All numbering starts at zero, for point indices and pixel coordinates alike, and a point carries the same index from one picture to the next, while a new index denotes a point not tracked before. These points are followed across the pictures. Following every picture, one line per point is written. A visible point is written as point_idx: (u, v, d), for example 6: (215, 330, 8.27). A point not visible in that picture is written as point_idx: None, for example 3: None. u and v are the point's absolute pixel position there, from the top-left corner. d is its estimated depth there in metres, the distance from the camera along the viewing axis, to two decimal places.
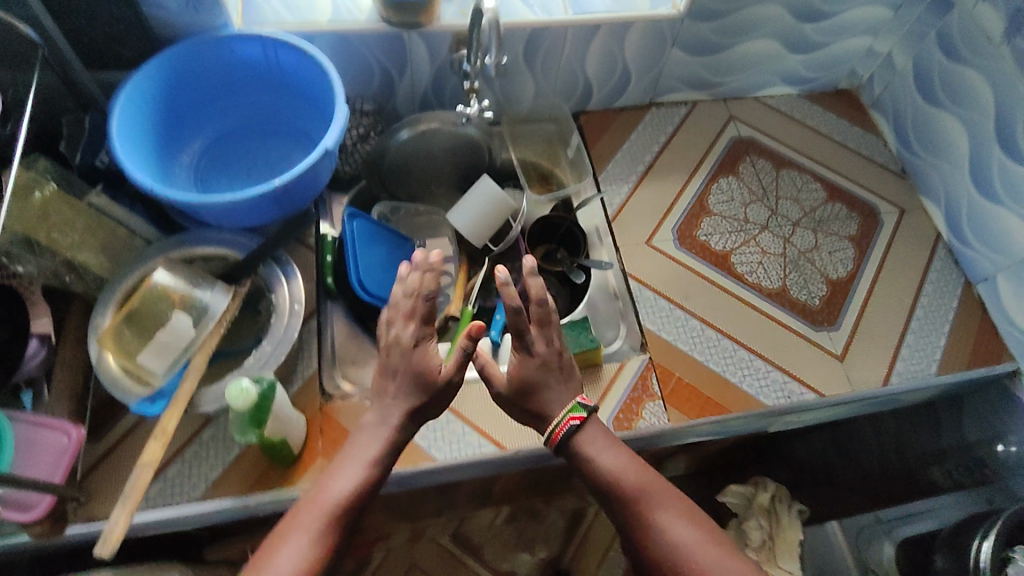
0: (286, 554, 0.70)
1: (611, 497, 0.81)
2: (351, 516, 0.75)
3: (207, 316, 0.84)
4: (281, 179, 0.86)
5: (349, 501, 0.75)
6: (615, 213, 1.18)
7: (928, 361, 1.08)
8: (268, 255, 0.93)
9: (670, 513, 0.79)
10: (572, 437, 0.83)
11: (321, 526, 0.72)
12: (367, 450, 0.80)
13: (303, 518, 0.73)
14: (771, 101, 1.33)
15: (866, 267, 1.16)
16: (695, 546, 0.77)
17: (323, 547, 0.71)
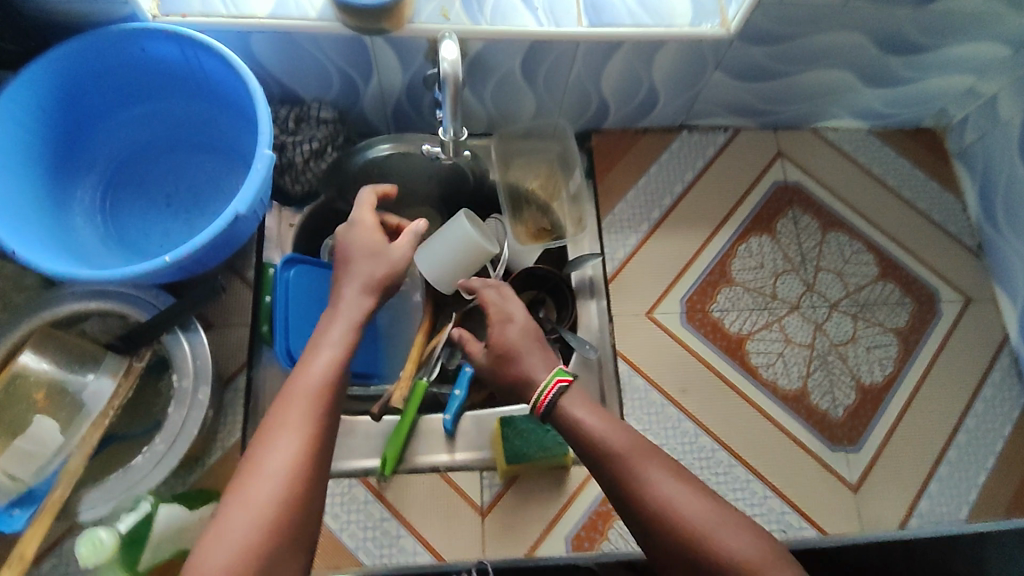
0: (272, 454, 0.59)
1: (596, 471, 0.67)
2: (333, 401, 0.65)
3: (88, 408, 0.70)
4: (174, 256, 0.67)
5: (326, 386, 0.65)
6: (613, 272, 0.98)
7: (959, 503, 0.91)
8: (173, 323, 0.75)
9: (652, 466, 0.65)
10: (558, 399, 0.71)
11: (305, 415, 0.62)
12: (329, 338, 0.69)
13: (280, 410, 0.63)
14: (832, 135, 1.08)
15: (908, 371, 0.97)
16: (681, 503, 0.62)
17: (316, 437, 0.61)
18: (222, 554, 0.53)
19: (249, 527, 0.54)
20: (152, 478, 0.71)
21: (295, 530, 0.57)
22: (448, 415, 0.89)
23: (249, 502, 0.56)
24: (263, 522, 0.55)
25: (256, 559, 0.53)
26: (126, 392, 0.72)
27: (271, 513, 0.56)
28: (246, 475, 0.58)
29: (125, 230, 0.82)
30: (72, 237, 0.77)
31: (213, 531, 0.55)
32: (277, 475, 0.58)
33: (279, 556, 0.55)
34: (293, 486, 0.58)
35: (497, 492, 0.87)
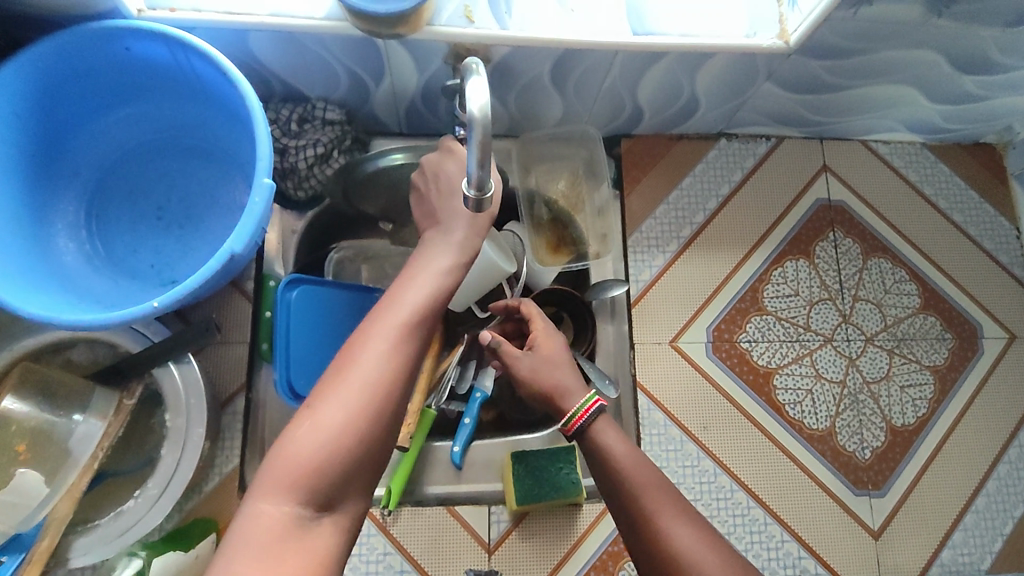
0: (369, 351, 0.54)
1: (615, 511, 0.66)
2: (437, 311, 0.59)
3: (75, 454, 0.65)
4: (162, 301, 0.60)
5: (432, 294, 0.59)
6: (636, 296, 0.92)
7: (983, 552, 0.88)
8: (167, 357, 0.70)
9: (673, 511, 0.64)
10: (594, 421, 0.70)
11: (408, 319, 0.56)
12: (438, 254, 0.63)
13: (381, 311, 0.57)
14: (882, 148, 1.00)
15: (944, 410, 0.92)
16: (698, 553, 0.60)
17: (416, 342, 0.56)
18: (308, 445, 0.49)
19: (339, 418, 0.50)
20: (148, 523, 0.68)
21: (384, 431, 0.52)
22: (455, 447, 0.85)
23: (343, 393, 0.51)
24: (351, 419, 0.51)
25: (340, 457, 0.50)
26: (117, 432, 0.67)
27: (361, 409, 0.51)
28: (341, 366, 0.53)
29: (113, 247, 0.76)
30: (55, 260, 0.71)
31: (302, 416, 0.51)
32: (372, 373, 0.53)
33: (363, 456, 0.51)
34: (386, 386, 0.53)
35: (505, 528, 0.84)
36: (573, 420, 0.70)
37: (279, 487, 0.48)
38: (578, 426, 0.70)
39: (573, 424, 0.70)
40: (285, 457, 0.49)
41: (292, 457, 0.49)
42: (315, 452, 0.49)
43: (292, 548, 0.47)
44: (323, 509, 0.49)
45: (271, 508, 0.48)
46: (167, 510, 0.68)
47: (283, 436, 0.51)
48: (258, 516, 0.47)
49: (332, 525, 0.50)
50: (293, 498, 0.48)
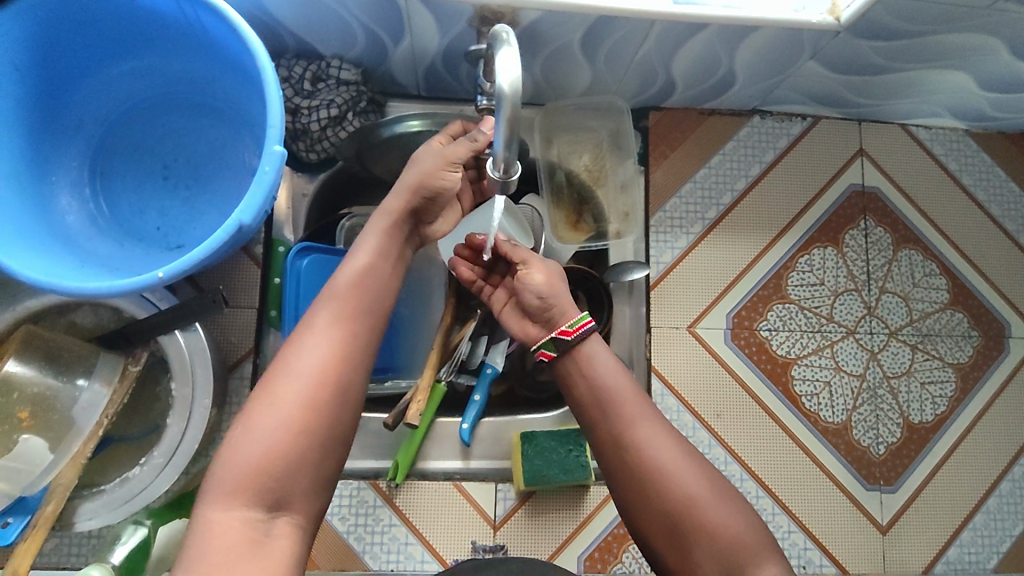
0: (301, 358, 0.55)
1: (591, 428, 0.64)
2: (368, 311, 0.60)
3: (80, 422, 0.64)
4: (168, 271, 0.58)
5: (362, 295, 0.61)
6: (657, 278, 0.89)
7: (990, 551, 0.87)
8: (172, 325, 0.68)
9: (653, 432, 0.61)
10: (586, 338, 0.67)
11: (338, 325, 0.58)
12: (369, 251, 0.64)
13: (312, 319, 0.59)
14: (922, 134, 0.95)
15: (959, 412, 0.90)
16: (677, 472, 0.59)
17: (347, 347, 0.57)
18: (249, 454, 0.51)
19: (277, 425, 0.53)
20: (154, 488, 0.67)
21: (324, 432, 0.54)
22: (466, 424, 0.84)
23: (277, 403, 0.53)
24: (289, 424, 0.53)
25: (281, 460, 0.52)
26: (122, 400, 0.66)
27: (297, 415, 0.53)
28: (273, 377, 0.55)
29: (119, 208, 0.74)
30: (59, 220, 0.69)
31: (241, 426, 0.53)
32: (305, 380, 0.55)
33: (305, 458, 0.53)
34: (321, 391, 0.55)
35: (511, 506, 0.84)
36: (574, 328, 0.67)
37: (229, 492, 0.50)
38: (581, 334, 0.66)
39: (576, 332, 0.67)
40: (228, 467, 0.51)
41: (235, 465, 0.51)
42: (257, 458, 0.51)
43: (252, 550, 0.49)
44: (275, 508, 0.51)
45: (222, 515, 0.50)
46: (173, 478, 0.67)
47: (226, 449, 0.52)
48: (211, 523, 0.49)
49: (286, 524, 0.52)
50: (244, 499, 0.50)
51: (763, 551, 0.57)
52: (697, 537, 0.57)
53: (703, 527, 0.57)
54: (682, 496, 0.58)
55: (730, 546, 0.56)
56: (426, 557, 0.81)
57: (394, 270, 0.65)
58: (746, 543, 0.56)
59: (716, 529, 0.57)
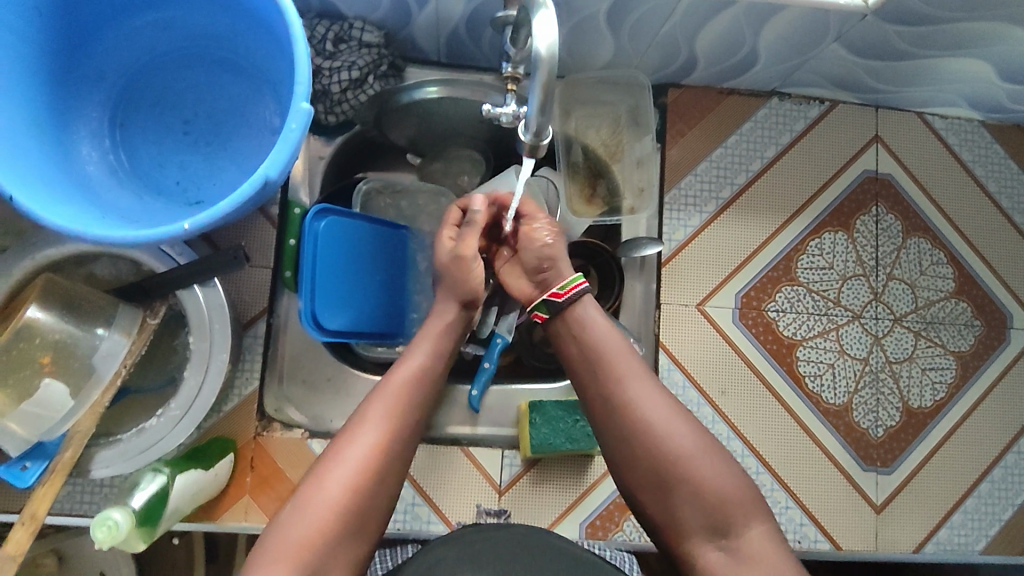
0: (350, 446, 0.58)
1: (588, 382, 0.66)
2: (421, 406, 0.64)
3: (100, 370, 0.65)
4: (193, 224, 0.58)
5: (415, 393, 0.64)
6: (669, 256, 0.90)
7: (978, 535, 0.89)
8: (192, 281, 0.68)
9: (648, 390, 0.64)
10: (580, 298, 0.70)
11: (392, 419, 0.61)
12: (419, 348, 0.68)
13: (363, 410, 0.62)
14: (938, 123, 0.95)
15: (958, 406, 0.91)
16: (669, 431, 0.61)
17: (394, 442, 0.60)
18: (300, 528, 0.54)
19: (321, 506, 0.55)
20: (169, 441, 0.68)
21: (364, 520, 0.57)
22: (474, 391, 0.87)
23: (323, 487, 0.56)
24: (334, 505, 0.55)
25: (324, 539, 0.54)
26: (140, 351, 0.67)
27: (342, 500, 0.56)
28: (325, 461, 0.58)
29: (139, 160, 0.74)
30: (80, 168, 0.68)
31: (291, 506, 0.56)
32: (353, 466, 0.57)
33: (345, 541, 0.56)
34: (367, 477, 0.57)
35: (517, 472, 0.85)
36: (565, 290, 0.70)
37: (275, 555, 0.53)
38: (572, 295, 0.70)
39: (566, 294, 0.70)
40: (277, 543, 0.54)
41: (282, 542, 0.54)
42: (302, 536, 0.54)
43: None
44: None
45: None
46: (190, 430, 0.68)
47: (275, 525, 0.55)
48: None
49: None
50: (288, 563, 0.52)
51: (751, 508, 0.59)
52: (685, 491, 0.59)
53: (691, 482, 0.59)
54: (672, 452, 0.60)
55: (717, 502, 0.58)
56: (432, 517, 0.83)
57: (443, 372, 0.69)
58: (733, 499, 0.58)
59: (704, 485, 0.59)
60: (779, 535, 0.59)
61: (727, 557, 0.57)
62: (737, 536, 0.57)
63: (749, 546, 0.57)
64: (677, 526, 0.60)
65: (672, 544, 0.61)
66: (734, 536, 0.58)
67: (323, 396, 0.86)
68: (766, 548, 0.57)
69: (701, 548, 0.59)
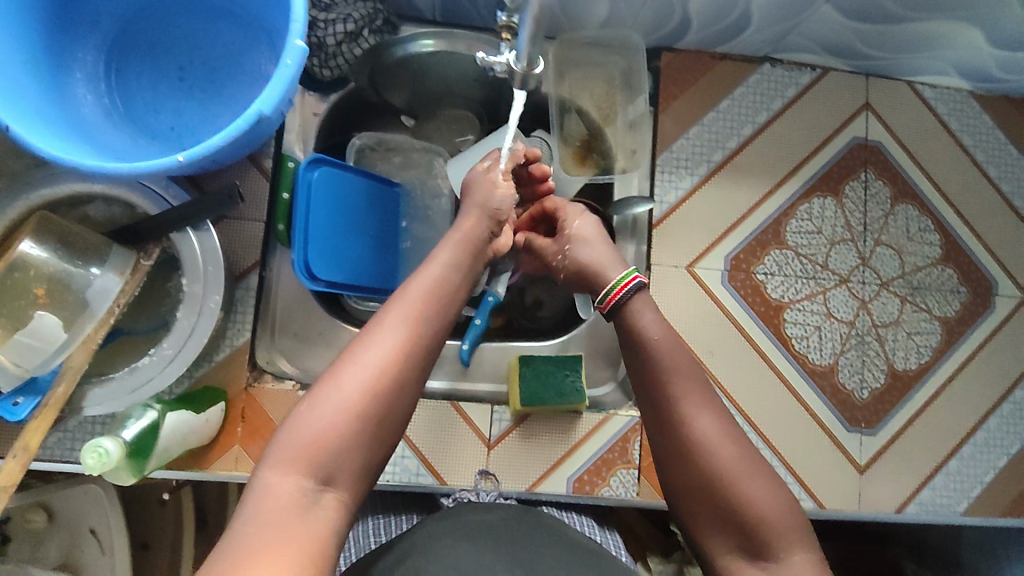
0: (369, 345, 0.52)
1: (644, 393, 0.62)
2: (444, 312, 0.58)
3: (94, 306, 0.65)
4: (188, 156, 0.59)
5: (435, 297, 0.58)
6: (660, 217, 0.91)
7: (959, 497, 0.91)
8: (185, 223, 0.69)
9: (706, 409, 0.59)
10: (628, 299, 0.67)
11: (412, 319, 0.55)
12: (441, 255, 0.62)
13: (385, 311, 0.55)
14: (928, 92, 0.97)
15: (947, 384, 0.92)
16: (722, 452, 0.57)
17: (418, 342, 0.54)
18: (312, 428, 0.48)
19: (338, 407, 0.49)
20: (160, 381, 0.69)
21: (383, 423, 0.51)
22: (465, 345, 0.87)
23: (339, 387, 0.50)
24: (349, 406, 0.49)
25: (339, 441, 0.48)
26: (133, 291, 0.68)
27: (361, 404, 0.50)
28: (339, 363, 0.52)
29: (134, 106, 0.74)
30: (75, 110, 0.69)
31: (304, 405, 0.50)
32: (370, 365, 0.51)
33: (361, 443, 0.50)
34: (390, 375, 0.51)
35: (506, 427, 0.86)
36: (610, 294, 0.68)
37: (287, 456, 0.47)
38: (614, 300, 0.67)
39: (610, 299, 0.67)
40: (286, 442, 0.48)
41: (293, 441, 0.48)
42: (315, 436, 0.48)
43: (296, 517, 0.46)
44: (325, 483, 0.48)
45: (279, 481, 0.46)
46: (182, 370, 0.69)
47: (284, 426, 0.49)
48: (266, 488, 0.46)
49: (334, 500, 0.48)
50: (299, 467, 0.47)
51: (798, 534, 0.54)
52: (728, 513, 0.55)
53: (737, 506, 0.55)
54: (721, 473, 0.56)
55: (762, 527, 0.54)
56: (422, 470, 0.84)
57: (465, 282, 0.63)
58: (780, 526, 0.54)
59: (751, 510, 0.54)
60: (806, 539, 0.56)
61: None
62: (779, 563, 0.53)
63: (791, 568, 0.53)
64: (715, 544, 0.56)
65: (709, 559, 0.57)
66: (777, 567, 0.53)
67: (315, 349, 0.87)
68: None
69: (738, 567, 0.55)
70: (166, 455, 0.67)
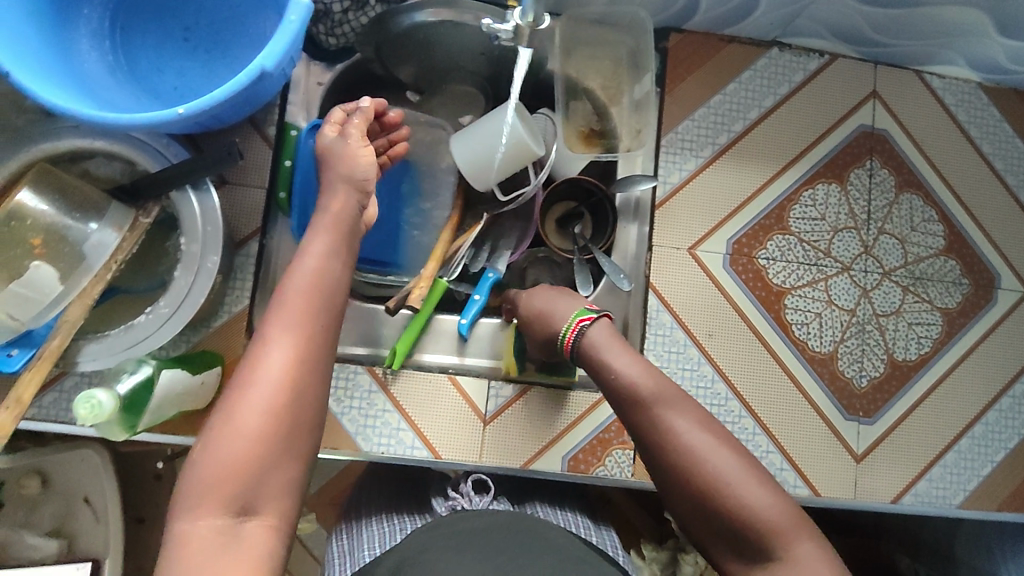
0: (263, 365, 0.52)
1: (623, 416, 0.65)
2: (322, 313, 0.56)
3: (90, 260, 0.65)
4: (189, 108, 0.58)
5: (317, 300, 0.57)
6: (663, 198, 0.91)
7: (956, 489, 0.90)
8: (185, 182, 0.68)
9: (680, 418, 0.61)
10: (583, 339, 0.69)
11: (296, 327, 0.54)
12: (316, 246, 0.60)
13: (268, 325, 0.55)
14: (936, 82, 0.96)
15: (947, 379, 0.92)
16: (701, 461, 0.58)
17: (306, 351, 0.54)
18: (217, 465, 0.50)
19: (240, 435, 0.50)
20: (156, 340, 0.68)
21: (290, 439, 0.52)
22: (464, 319, 0.86)
23: (236, 416, 0.51)
24: (252, 432, 0.50)
25: (246, 470, 0.50)
26: (130, 248, 0.67)
27: (259, 434, 0.51)
28: (234, 390, 0.52)
29: (138, 64, 0.74)
30: (78, 64, 0.69)
31: (203, 443, 0.51)
32: (266, 386, 0.52)
33: (277, 462, 0.51)
34: (281, 398, 0.52)
35: (503, 403, 0.86)
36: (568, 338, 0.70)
37: (197, 499, 0.49)
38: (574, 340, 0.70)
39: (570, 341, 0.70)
40: (194, 483, 0.50)
41: (207, 475, 0.49)
42: (226, 466, 0.49)
43: (220, 553, 0.48)
44: (244, 512, 0.49)
45: (195, 525, 0.48)
46: (178, 329, 0.69)
47: (191, 464, 0.51)
48: (185, 534, 0.48)
49: (256, 526, 0.50)
50: (213, 506, 0.49)
51: (789, 526, 0.55)
52: (722, 517, 0.57)
53: (728, 510, 0.57)
54: (706, 479, 0.58)
55: (755, 527, 0.55)
56: (416, 443, 0.84)
57: (346, 270, 0.61)
58: (771, 524, 0.55)
59: (743, 513, 0.56)
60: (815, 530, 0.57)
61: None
62: (779, 563, 0.55)
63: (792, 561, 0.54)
64: (716, 549, 0.58)
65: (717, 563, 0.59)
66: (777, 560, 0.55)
67: None
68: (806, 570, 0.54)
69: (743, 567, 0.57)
70: (159, 413, 0.66)
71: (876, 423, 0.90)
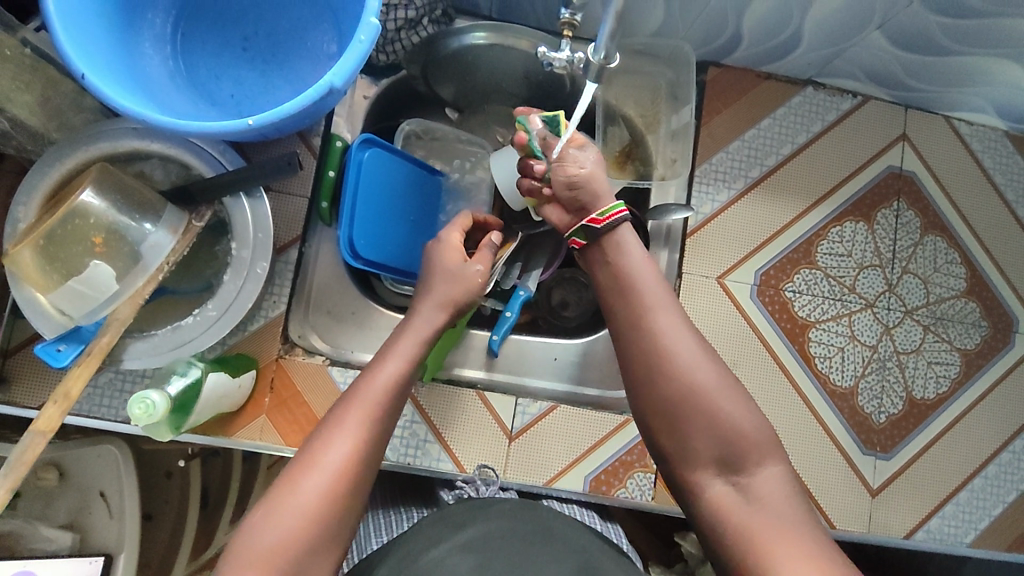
0: (326, 453, 0.54)
1: (614, 303, 0.65)
2: (391, 416, 0.59)
3: (146, 260, 0.67)
4: (257, 121, 0.60)
5: (389, 400, 0.59)
6: (694, 227, 0.92)
7: (968, 527, 0.91)
8: (237, 188, 0.70)
9: (671, 320, 0.62)
10: (619, 225, 0.67)
11: (367, 424, 0.56)
12: (404, 349, 0.63)
13: (340, 410, 0.58)
14: (964, 128, 0.99)
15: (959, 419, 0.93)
16: (693, 369, 0.59)
17: (372, 449, 0.56)
18: (271, 536, 0.51)
19: (296, 512, 0.51)
20: (201, 343, 0.70)
21: (339, 523, 0.53)
22: (495, 336, 0.89)
23: (297, 494, 0.52)
24: (308, 511, 0.52)
25: (297, 546, 0.51)
26: (183, 251, 0.69)
27: (318, 512, 0.52)
28: (298, 465, 0.54)
29: (197, 71, 0.75)
30: (142, 66, 0.70)
31: (260, 515, 0.52)
32: (327, 473, 0.53)
33: (324, 546, 0.52)
34: (342, 483, 0.54)
35: (529, 420, 0.87)
36: (604, 217, 0.68)
37: (245, 564, 0.49)
38: (610, 222, 0.67)
39: (605, 221, 0.67)
40: (242, 552, 0.50)
41: (258, 550, 0.50)
42: (275, 540, 0.50)
43: None
44: None
45: None
46: (222, 333, 0.70)
47: (241, 534, 0.52)
48: None
49: None
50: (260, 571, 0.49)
51: (768, 448, 0.57)
52: (704, 424, 0.58)
53: (710, 417, 0.58)
54: (696, 386, 0.59)
55: (735, 439, 0.57)
56: (443, 455, 0.85)
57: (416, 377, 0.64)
58: (752, 439, 0.57)
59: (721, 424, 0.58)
60: (793, 478, 0.58)
61: (735, 493, 0.57)
62: (749, 476, 0.57)
63: (760, 485, 0.56)
64: (687, 456, 0.59)
65: (681, 477, 0.60)
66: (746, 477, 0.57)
67: (346, 327, 0.87)
68: (776, 490, 0.56)
69: (711, 482, 0.58)
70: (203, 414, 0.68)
71: (891, 458, 0.92)
